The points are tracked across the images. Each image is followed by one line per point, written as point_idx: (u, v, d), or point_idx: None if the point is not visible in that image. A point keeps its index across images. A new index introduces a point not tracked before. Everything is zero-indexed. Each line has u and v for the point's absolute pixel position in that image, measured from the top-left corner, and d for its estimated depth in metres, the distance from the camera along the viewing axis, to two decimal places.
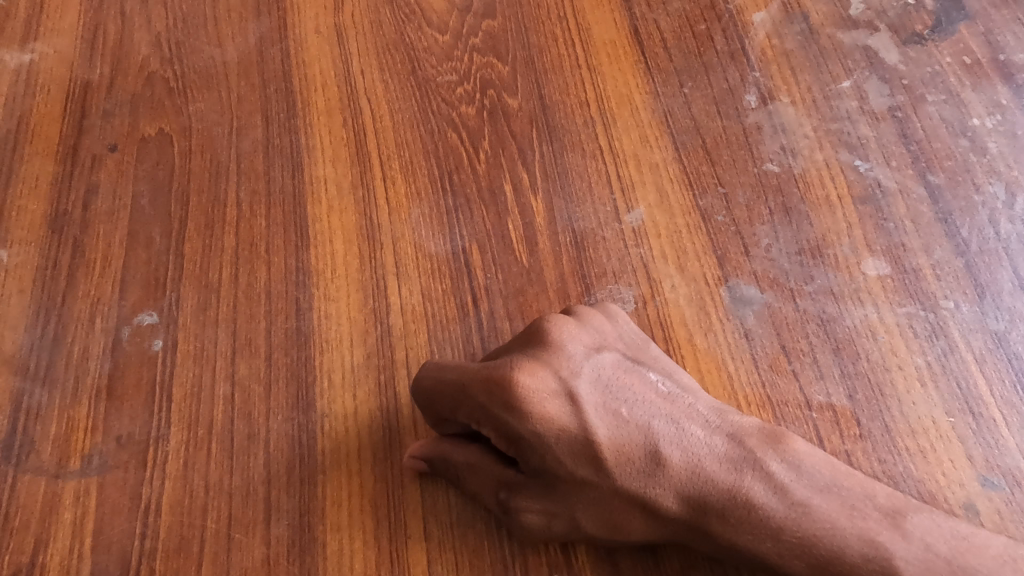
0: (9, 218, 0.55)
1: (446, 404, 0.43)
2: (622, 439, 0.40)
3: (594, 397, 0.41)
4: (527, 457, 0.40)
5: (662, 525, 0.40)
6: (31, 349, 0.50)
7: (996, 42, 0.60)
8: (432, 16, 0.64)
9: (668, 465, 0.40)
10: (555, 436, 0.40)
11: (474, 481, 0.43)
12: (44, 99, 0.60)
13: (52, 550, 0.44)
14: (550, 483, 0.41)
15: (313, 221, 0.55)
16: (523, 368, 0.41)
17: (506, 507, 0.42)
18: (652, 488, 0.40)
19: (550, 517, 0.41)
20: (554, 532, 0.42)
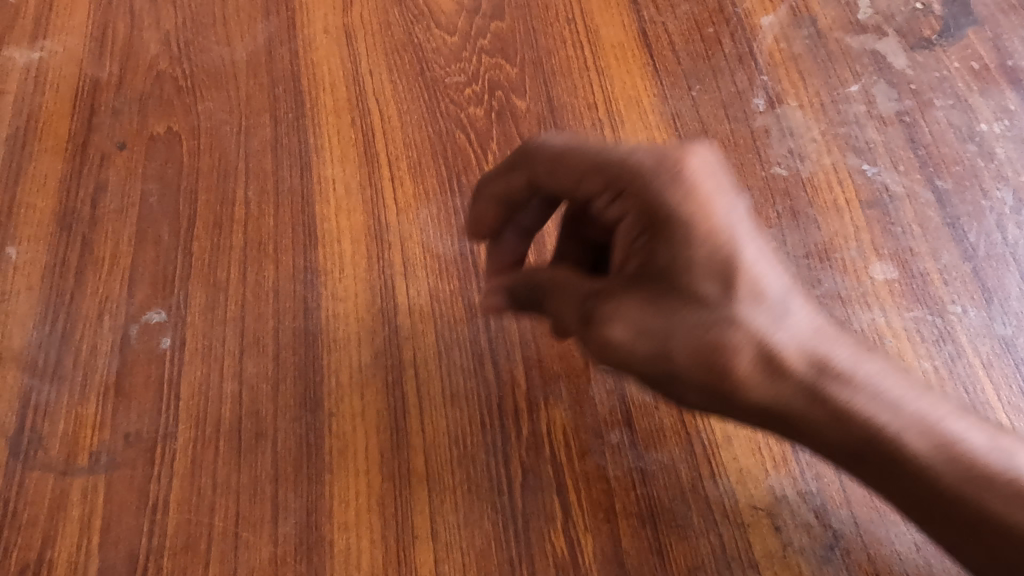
0: (18, 215, 0.55)
1: (568, 172, 0.42)
2: (754, 283, 0.38)
3: (746, 228, 0.39)
4: (659, 250, 0.38)
5: (761, 390, 0.38)
6: (39, 346, 0.50)
7: (1004, 48, 0.60)
8: (441, 17, 0.64)
9: (790, 326, 0.38)
10: (700, 240, 0.38)
11: (566, 293, 0.42)
12: (54, 97, 0.60)
13: (60, 547, 0.44)
14: (666, 313, 0.38)
15: (321, 221, 0.55)
16: (690, 166, 0.39)
17: (597, 307, 0.39)
18: (772, 336, 0.38)
19: (646, 328, 0.38)
20: (638, 349, 0.38)
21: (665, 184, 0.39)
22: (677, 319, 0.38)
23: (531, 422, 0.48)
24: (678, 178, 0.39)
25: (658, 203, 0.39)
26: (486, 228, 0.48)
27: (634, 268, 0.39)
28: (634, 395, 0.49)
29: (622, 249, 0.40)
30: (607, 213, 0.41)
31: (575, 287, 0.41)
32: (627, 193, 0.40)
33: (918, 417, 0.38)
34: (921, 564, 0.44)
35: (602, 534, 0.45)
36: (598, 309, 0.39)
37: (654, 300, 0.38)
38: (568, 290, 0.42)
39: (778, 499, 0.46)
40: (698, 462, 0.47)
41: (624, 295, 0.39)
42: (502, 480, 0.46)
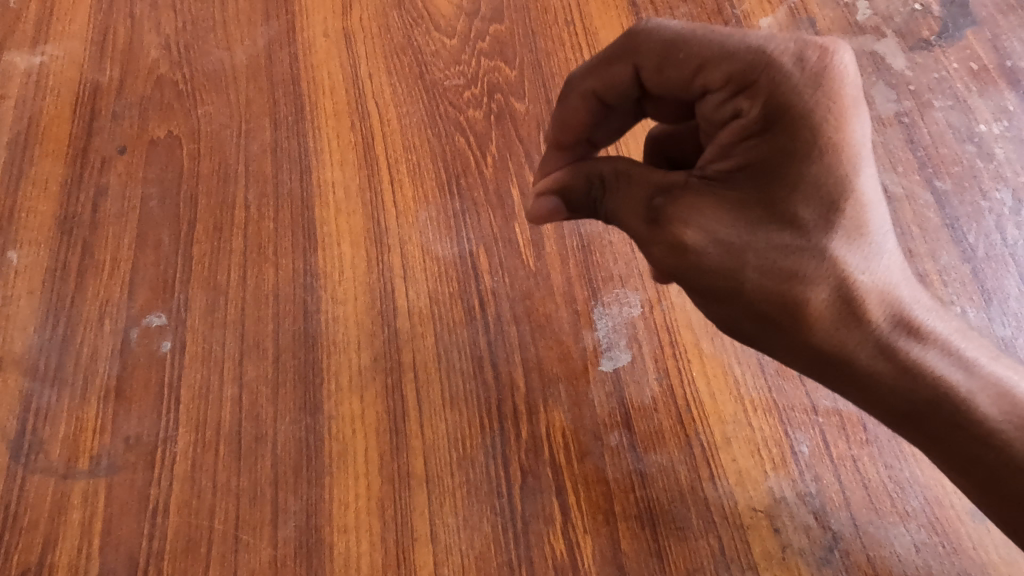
0: (19, 219, 0.55)
1: (684, 62, 0.38)
2: (858, 215, 0.36)
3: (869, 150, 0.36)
4: (772, 156, 0.36)
5: (842, 332, 0.36)
6: (40, 349, 0.51)
7: (1003, 48, 0.60)
8: (440, 20, 0.64)
9: (882, 266, 0.37)
10: (826, 154, 0.35)
11: (631, 189, 0.40)
12: (55, 101, 0.60)
13: (60, 549, 0.44)
14: (755, 220, 0.36)
15: (321, 224, 0.55)
16: (833, 73, 0.36)
17: (669, 206, 0.38)
18: (865, 275, 0.36)
19: (726, 235, 0.37)
20: (707, 259, 0.37)
21: (803, 87, 0.35)
22: (766, 232, 0.36)
23: (530, 424, 0.48)
24: (822, 86, 0.35)
25: (787, 102, 0.35)
26: (571, 130, 0.45)
27: (721, 167, 0.38)
28: (633, 397, 0.49)
29: (719, 144, 0.38)
30: (718, 112, 0.38)
31: (640, 183, 0.40)
32: (752, 91, 0.36)
33: (991, 376, 0.38)
34: (920, 566, 0.44)
35: (601, 536, 0.45)
36: (670, 209, 0.38)
37: (742, 203, 0.37)
38: (637, 180, 0.40)
39: (777, 500, 0.46)
40: (697, 464, 0.47)
41: (707, 192, 0.38)
42: (501, 482, 0.46)
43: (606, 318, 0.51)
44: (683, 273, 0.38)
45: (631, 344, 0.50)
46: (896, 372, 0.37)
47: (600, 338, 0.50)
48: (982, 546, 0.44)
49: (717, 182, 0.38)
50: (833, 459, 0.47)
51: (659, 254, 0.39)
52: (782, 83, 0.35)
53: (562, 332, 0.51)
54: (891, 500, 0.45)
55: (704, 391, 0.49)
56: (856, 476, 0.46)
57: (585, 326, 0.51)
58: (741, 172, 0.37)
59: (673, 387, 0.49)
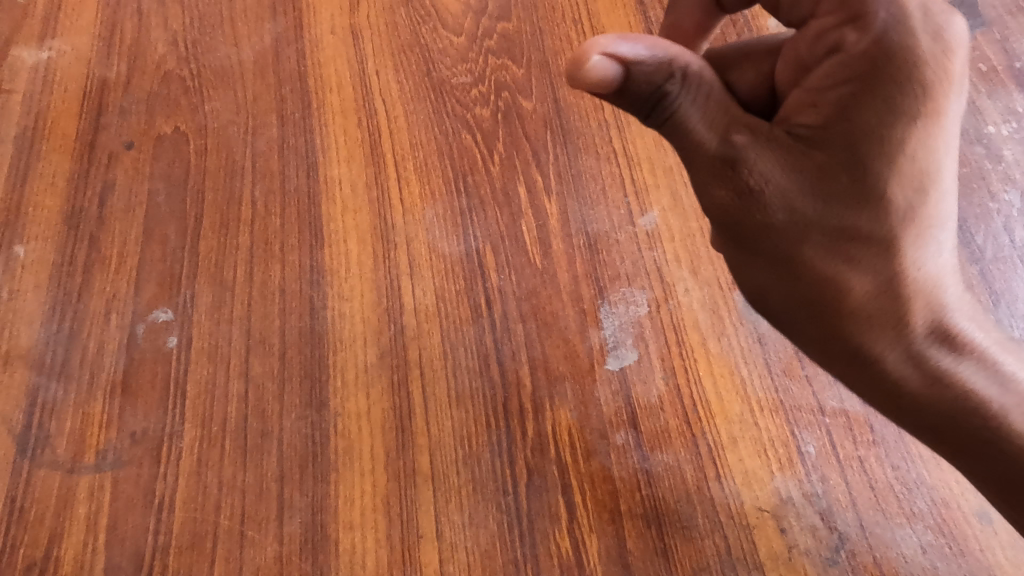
0: (26, 213, 0.55)
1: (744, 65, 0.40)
2: (927, 212, 0.36)
3: (953, 146, 0.35)
4: (866, 119, 0.34)
5: (881, 332, 0.38)
6: (46, 344, 0.51)
7: (1012, 50, 0.60)
8: (447, 17, 0.64)
9: (936, 269, 0.37)
10: (913, 144, 0.34)
11: (712, 117, 0.36)
12: (62, 96, 0.60)
13: (66, 544, 0.44)
14: (832, 190, 0.35)
15: (327, 221, 0.55)
16: (948, 50, 0.33)
17: (751, 151, 0.35)
18: (918, 278, 0.37)
19: (799, 202, 0.35)
20: (774, 222, 0.36)
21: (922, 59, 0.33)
22: (839, 211, 0.35)
23: (536, 423, 0.48)
24: (937, 63, 0.33)
25: (905, 65, 0.33)
26: None
27: (810, 121, 0.35)
28: (640, 396, 0.48)
29: (801, 103, 0.36)
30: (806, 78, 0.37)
31: (727, 117, 0.36)
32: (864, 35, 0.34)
33: (1021, 401, 0.39)
34: (926, 568, 0.44)
35: (606, 535, 0.45)
36: (747, 156, 0.35)
37: (820, 167, 0.35)
38: (720, 114, 0.36)
39: (783, 500, 0.46)
40: (703, 464, 0.47)
41: (788, 146, 0.35)
42: (506, 480, 0.46)
43: (612, 317, 0.51)
44: (739, 226, 0.37)
45: (637, 343, 0.50)
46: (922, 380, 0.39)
47: (606, 337, 0.50)
48: (989, 548, 0.44)
49: (806, 138, 0.35)
50: (840, 460, 0.46)
51: (716, 198, 0.36)
52: (900, 47, 0.33)
53: (568, 331, 0.51)
54: (897, 502, 0.45)
55: (710, 390, 0.49)
56: (862, 477, 0.46)
57: (591, 325, 0.51)
58: (836, 126, 0.34)
59: (679, 386, 0.49)
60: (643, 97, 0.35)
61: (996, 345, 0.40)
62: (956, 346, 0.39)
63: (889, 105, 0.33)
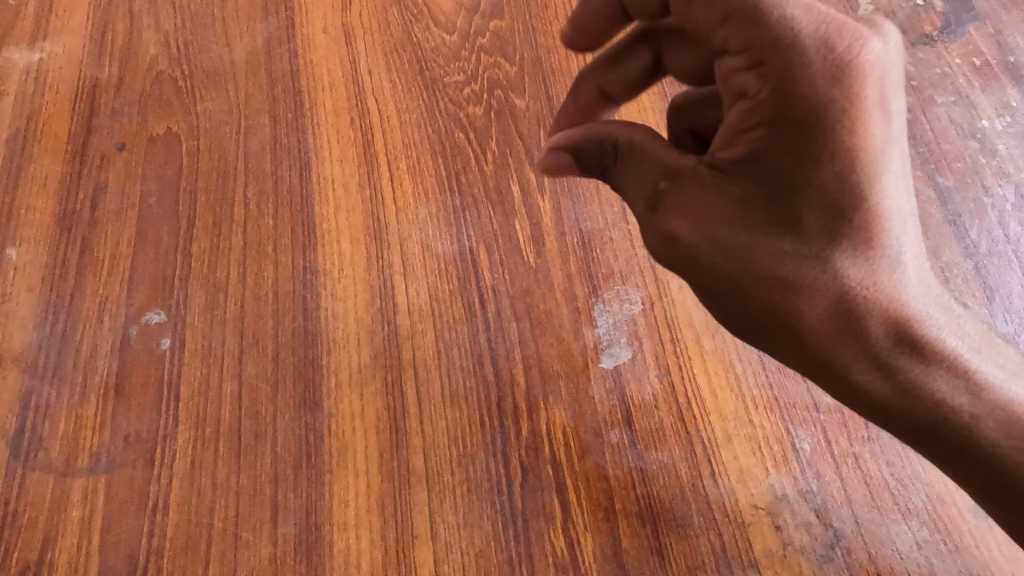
0: (18, 216, 0.55)
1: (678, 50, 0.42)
2: (874, 225, 0.35)
3: (896, 156, 0.35)
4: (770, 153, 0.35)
5: (843, 346, 0.36)
6: (39, 347, 0.50)
7: (1005, 44, 0.60)
8: (440, 16, 0.64)
9: (894, 280, 0.36)
10: (845, 160, 0.34)
11: (640, 170, 0.40)
12: (54, 98, 0.60)
13: (60, 547, 0.44)
14: (754, 220, 0.36)
15: (321, 221, 0.55)
16: (864, 66, 0.33)
17: (673, 193, 0.38)
18: (872, 289, 0.36)
19: (722, 234, 0.37)
20: (704, 254, 0.38)
21: (824, 81, 0.33)
22: (763, 238, 0.36)
23: (531, 422, 0.48)
24: (851, 78, 0.33)
25: (801, 93, 0.33)
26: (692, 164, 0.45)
27: (730, 156, 0.36)
28: (634, 394, 0.48)
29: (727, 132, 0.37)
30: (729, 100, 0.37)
31: (653, 163, 0.39)
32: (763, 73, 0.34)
33: (1003, 403, 0.37)
34: (922, 564, 0.43)
35: (601, 534, 0.45)
36: (675, 199, 0.38)
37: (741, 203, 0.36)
38: (646, 161, 0.39)
39: (778, 498, 0.45)
40: (698, 462, 0.46)
41: (709, 182, 0.37)
42: (501, 480, 0.46)
43: (607, 315, 0.51)
44: (677, 262, 0.39)
45: (632, 341, 0.50)
46: (893, 391, 0.37)
47: (601, 335, 0.50)
48: (984, 543, 0.44)
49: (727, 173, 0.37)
50: (835, 457, 0.46)
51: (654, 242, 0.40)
52: (799, 73, 0.33)
53: (562, 329, 0.51)
54: (893, 498, 0.45)
55: (705, 388, 0.49)
56: (857, 473, 0.46)
57: (586, 323, 0.51)
58: (750, 163, 0.36)
59: (674, 384, 0.49)
60: (593, 169, 0.43)
61: (982, 351, 0.38)
62: (932, 355, 0.36)
63: (802, 132, 0.34)
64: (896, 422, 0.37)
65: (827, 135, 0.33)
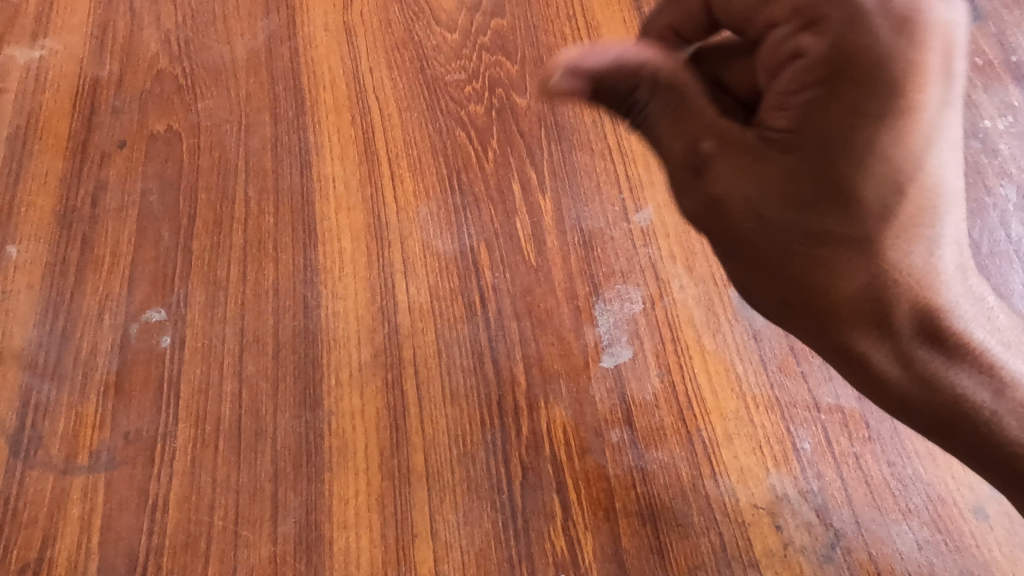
0: (18, 213, 0.55)
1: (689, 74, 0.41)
2: (913, 211, 0.33)
3: (955, 131, 0.32)
4: (827, 110, 0.31)
5: (867, 333, 0.36)
6: (40, 344, 0.50)
7: (1008, 44, 0.60)
8: (441, 14, 0.63)
9: (929, 265, 0.35)
10: (899, 133, 0.31)
11: (681, 130, 0.37)
12: (54, 96, 0.60)
13: (59, 545, 0.44)
14: (802, 192, 0.33)
15: (321, 219, 0.55)
16: (931, 23, 0.30)
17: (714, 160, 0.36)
18: (911, 276, 0.35)
19: (762, 201, 0.34)
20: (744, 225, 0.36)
21: (884, 33, 0.30)
22: (811, 215, 0.33)
23: (531, 421, 0.48)
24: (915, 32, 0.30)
25: (862, 45, 0.30)
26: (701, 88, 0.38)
27: (785, 121, 0.33)
28: (635, 393, 0.48)
29: (778, 93, 0.34)
30: (782, 48, 0.34)
31: (697, 124, 0.36)
32: (823, 27, 0.31)
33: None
34: (923, 565, 0.43)
35: (601, 533, 0.45)
36: (720, 165, 0.36)
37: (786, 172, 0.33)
38: (683, 126, 0.37)
39: (778, 497, 0.45)
40: (698, 461, 0.46)
41: (752, 147, 0.35)
42: (501, 479, 0.46)
43: (607, 314, 0.51)
44: (716, 229, 0.37)
45: (632, 340, 0.50)
46: (912, 382, 0.37)
47: (601, 334, 0.50)
48: (985, 544, 0.44)
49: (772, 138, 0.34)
50: (835, 457, 0.46)
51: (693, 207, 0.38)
52: (863, 27, 0.30)
53: (563, 328, 0.50)
54: (893, 498, 0.45)
55: (705, 387, 0.49)
56: (858, 473, 0.46)
57: (586, 323, 0.51)
58: (801, 135, 0.33)
59: (674, 383, 0.49)
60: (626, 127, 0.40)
61: (1008, 345, 0.38)
62: (957, 350, 0.37)
63: (857, 90, 0.30)
64: (915, 412, 0.38)
65: (887, 101, 0.30)
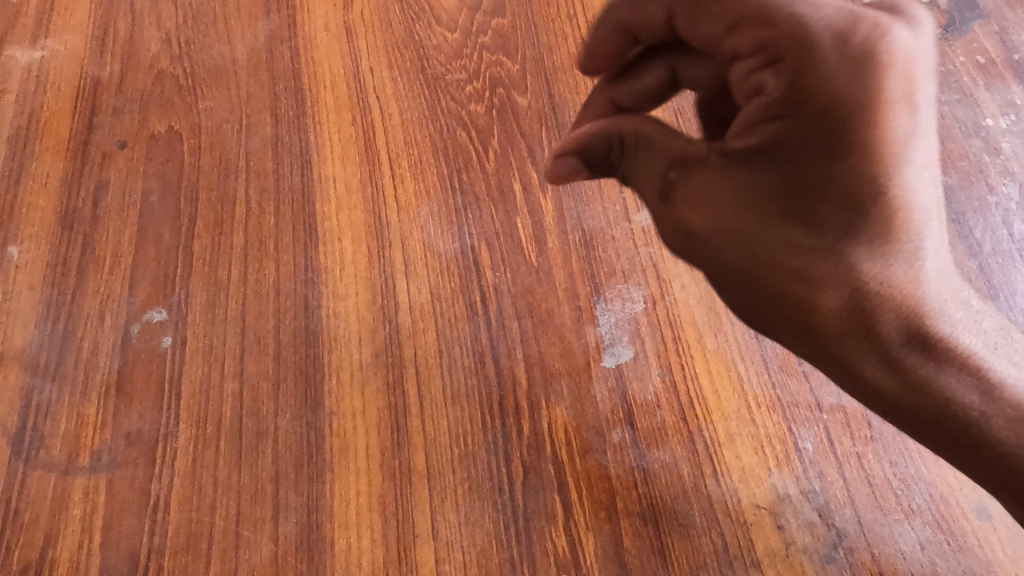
0: (20, 213, 0.55)
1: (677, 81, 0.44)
2: (886, 222, 0.34)
3: (924, 151, 0.33)
4: (787, 138, 0.34)
5: (852, 340, 0.35)
6: (41, 345, 0.50)
7: (1010, 42, 0.60)
8: (442, 14, 0.63)
9: (909, 273, 0.35)
10: (859, 150, 0.32)
11: (649, 160, 0.39)
12: (55, 96, 0.60)
13: (61, 546, 0.44)
14: (762, 208, 0.35)
15: (322, 219, 0.55)
16: (887, 53, 0.32)
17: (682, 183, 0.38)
18: (886, 283, 0.35)
19: (732, 223, 0.36)
20: (714, 242, 0.37)
21: (839, 73, 0.32)
22: (774, 230, 0.35)
23: (532, 421, 0.48)
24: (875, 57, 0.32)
25: (817, 83, 0.32)
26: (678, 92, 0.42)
27: (745, 145, 0.35)
28: (636, 393, 0.48)
29: (743, 122, 0.35)
30: (747, 81, 0.36)
31: (663, 153, 0.39)
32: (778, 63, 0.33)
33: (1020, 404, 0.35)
34: (925, 564, 0.43)
35: (603, 533, 0.45)
36: (684, 190, 0.38)
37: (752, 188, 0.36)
38: (654, 149, 0.39)
39: (780, 497, 0.45)
40: (700, 461, 0.46)
41: (720, 170, 0.37)
42: (502, 479, 0.46)
43: (608, 314, 0.51)
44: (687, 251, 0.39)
45: (634, 340, 0.50)
46: (900, 388, 0.36)
47: (603, 334, 0.50)
48: (988, 544, 0.44)
49: (737, 163, 0.36)
50: (837, 457, 0.46)
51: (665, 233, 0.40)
52: (813, 60, 0.32)
53: (564, 328, 0.50)
54: (895, 498, 0.45)
55: (707, 387, 0.48)
56: (860, 473, 0.46)
57: (587, 323, 0.51)
58: (762, 155, 0.35)
59: (676, 383, 0.49)
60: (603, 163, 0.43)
61: (997, 348, 0.36)
62: (945, 354, 0.35)
63: (816, 122, 0.33)
64: (906, 416, 0.36)
65: (841, 125, 0.32)
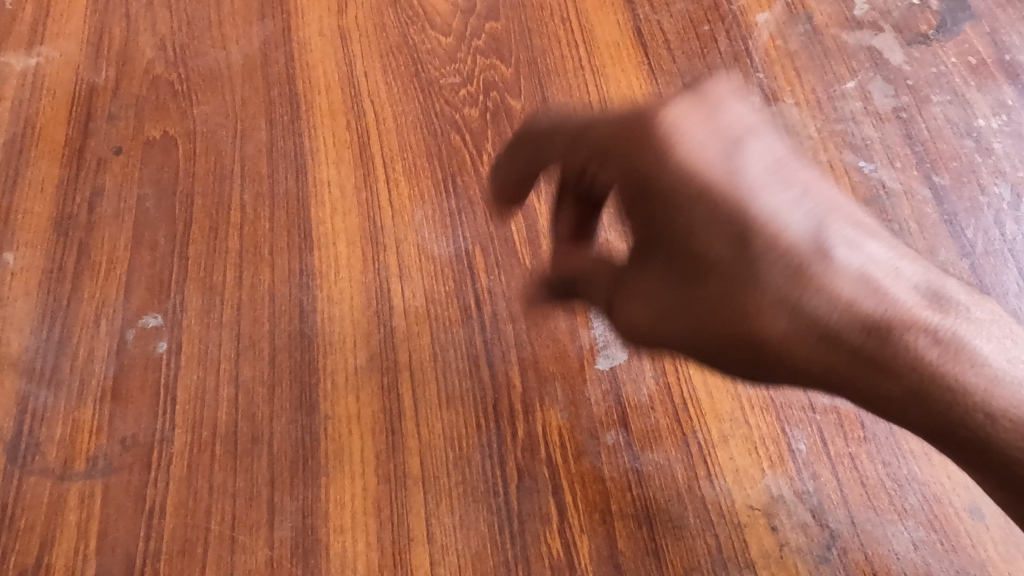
0: (15, 220, 0.55)
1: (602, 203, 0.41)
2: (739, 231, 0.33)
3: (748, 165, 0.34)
4: (655, 219, 0.35)
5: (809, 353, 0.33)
6: (37, 351, 0.50)
7: (1001, 42, 0.60)
8: (436, 18, 0.64)
9: (818, 271, 0.33)
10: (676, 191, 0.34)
11: (595, 278, 0.41)
12: (50, 102, 0.60)
13: (56, 551, 0.44)
14: (683, 274, 0.36)
15: (317, 223, 0.55)
16: (675, 115, 0.35)
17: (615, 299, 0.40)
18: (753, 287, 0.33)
19: (665, 301, 0.36)
20: (662, 327, 0.37)
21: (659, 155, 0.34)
22: (699, 294, 0.35)
23: (527, 424, 0.48)
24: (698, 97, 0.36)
25: (652, 170, 0.35)
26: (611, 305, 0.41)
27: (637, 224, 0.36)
28: (630, 395, 0.48)
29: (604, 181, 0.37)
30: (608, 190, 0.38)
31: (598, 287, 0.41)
32: (612, 160, 0.36)
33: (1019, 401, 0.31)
34: (918, 564, 0.43)
35: (597, 535, 0.45)
36: (621, 300, 0.39)
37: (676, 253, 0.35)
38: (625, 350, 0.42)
39: (774, 498, 0.45)
40: (694, 463, 0.46)
41: (646, 276, 0.37)
42: (497, 482, 0.46)
43: None
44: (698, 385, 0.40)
45: None
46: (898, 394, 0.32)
47: (597, 336, 0.50)
48: (981, 543, 0.44)
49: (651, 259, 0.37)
50: (830, 457, 0.46)
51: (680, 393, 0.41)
52: (631, 152, 0.35)
53: (559, 330, 0.50)
54: (889, 499, 0.45)
55: (701, 388, 0.49)
56: (853, 474, 0.46)
57: (581, 325, 0.51)
58: (654, 257, 0.36)
59: (670, 385, 0.49)
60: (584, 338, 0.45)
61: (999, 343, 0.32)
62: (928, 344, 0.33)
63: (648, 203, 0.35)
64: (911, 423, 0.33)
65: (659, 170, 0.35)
